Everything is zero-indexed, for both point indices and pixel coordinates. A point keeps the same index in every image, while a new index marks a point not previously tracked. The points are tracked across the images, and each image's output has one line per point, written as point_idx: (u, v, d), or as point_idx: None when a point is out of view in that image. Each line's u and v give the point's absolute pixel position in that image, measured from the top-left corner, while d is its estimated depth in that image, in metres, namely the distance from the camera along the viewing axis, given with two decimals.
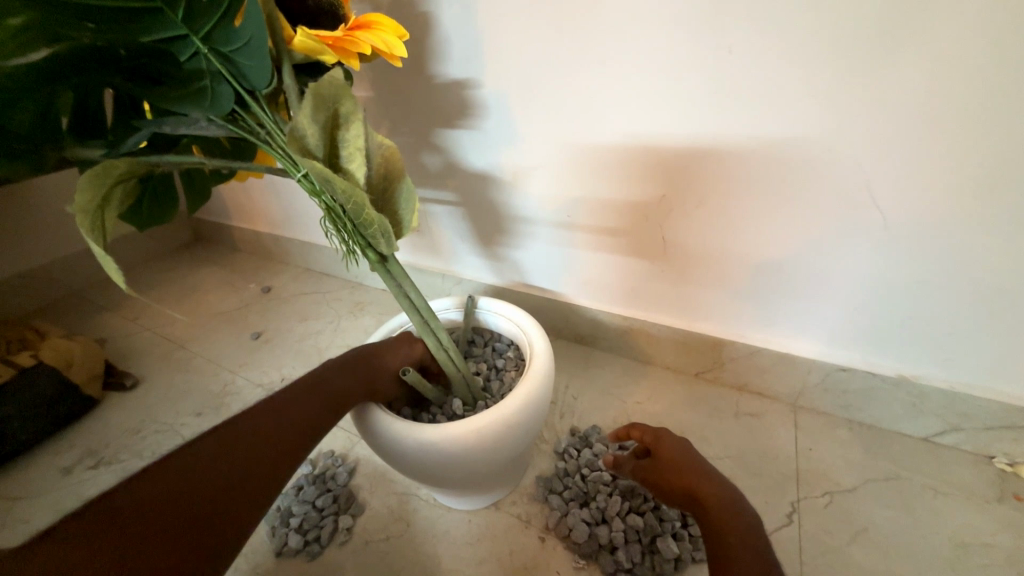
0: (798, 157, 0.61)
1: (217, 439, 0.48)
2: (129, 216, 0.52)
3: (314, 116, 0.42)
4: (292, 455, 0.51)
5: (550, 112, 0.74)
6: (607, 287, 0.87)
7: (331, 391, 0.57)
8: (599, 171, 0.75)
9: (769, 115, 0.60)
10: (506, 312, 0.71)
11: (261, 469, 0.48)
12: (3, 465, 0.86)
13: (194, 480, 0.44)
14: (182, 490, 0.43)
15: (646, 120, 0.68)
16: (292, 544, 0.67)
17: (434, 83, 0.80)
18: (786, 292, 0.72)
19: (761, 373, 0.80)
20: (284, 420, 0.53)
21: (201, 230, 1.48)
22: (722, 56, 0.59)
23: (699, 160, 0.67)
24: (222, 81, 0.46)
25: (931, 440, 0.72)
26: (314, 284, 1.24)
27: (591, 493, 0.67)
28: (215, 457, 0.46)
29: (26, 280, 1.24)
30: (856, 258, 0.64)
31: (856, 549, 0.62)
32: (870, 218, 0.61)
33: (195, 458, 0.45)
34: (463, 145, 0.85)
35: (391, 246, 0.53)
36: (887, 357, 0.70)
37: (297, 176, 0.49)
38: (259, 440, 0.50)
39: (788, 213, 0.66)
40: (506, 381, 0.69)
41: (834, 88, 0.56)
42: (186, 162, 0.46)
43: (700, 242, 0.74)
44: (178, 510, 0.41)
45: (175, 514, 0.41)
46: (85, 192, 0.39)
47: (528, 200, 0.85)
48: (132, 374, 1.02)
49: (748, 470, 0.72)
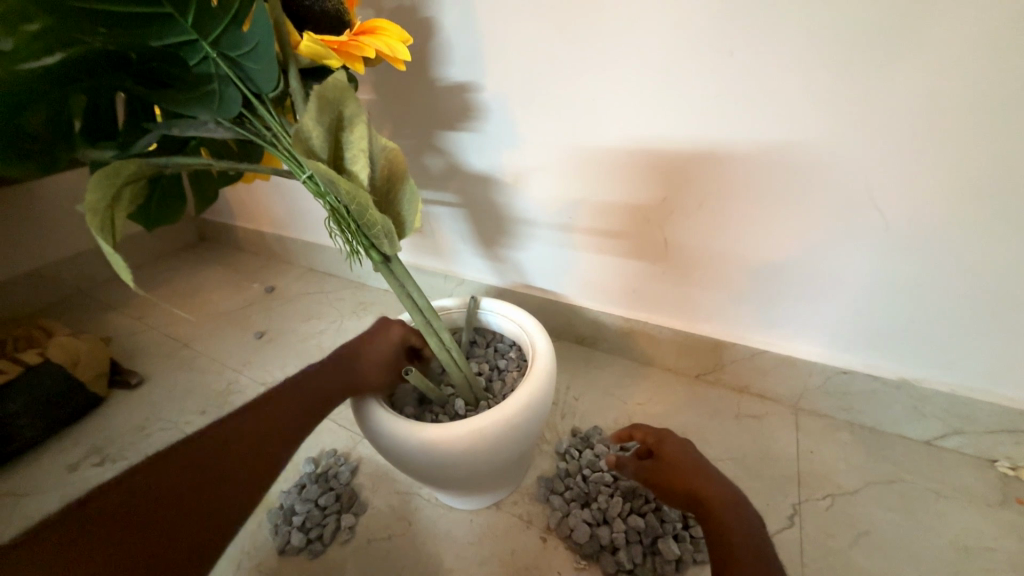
0: (799, 160, 0.62)
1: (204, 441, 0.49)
2: (138, 217, 0.52)
3: (319, 119, 0.42)
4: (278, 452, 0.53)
5: (552, 115, 0.75)
6: (608, 289, 0.87)
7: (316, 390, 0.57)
8: (600, 173, 0.76)
9: (770, 118, 0.61)
10: (508, 313, 0.72)
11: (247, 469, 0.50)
12: (10, 462, 0.87)
13: (179, 487, 0.46)
14: (167, 498, 0.45)
15: (648, 123, 0.68)
16: (295, 542, 0.68)
17: (437, 86, 0.81)
18: (787, 294, 0.72)
19: (763, 375, 0.80)
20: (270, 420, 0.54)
21: (206, 230, 1.49)
22: (723, 60, 0.60)
23: (701, 163, 0.68)
24: (229, 85, 0.47)
25: (933, 443, 0.72)
26: (317, 284, 1.25)
27: (592, 494, 0.67)
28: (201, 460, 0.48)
29: (33, 279, 1.25)
30: (856, 261, 0.65)
31: (858, 552, 0.62)
32: (871, 221, 0.61)
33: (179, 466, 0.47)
34: (465, 147, 0.85)
35: (394, 246, 0.53)
36: (888, 360, 0.70)
37: (303, 177, 0.50)
38: (243, 441, 0.51)
39: (788, 216, 0.66)
40: (508, 381, 0.69)
41: (835, 91, 0.56)
42: (194, 163, 0.47)
43: (701, 244, 0.74)
44: (162, 518, 0.44)
45: (161, 523, 0.44)
46: (95, 192, 0.40)
47: (530, 202, 0.85)
48: (137, 372, 1.03)
49: (749, 472, 0.72)
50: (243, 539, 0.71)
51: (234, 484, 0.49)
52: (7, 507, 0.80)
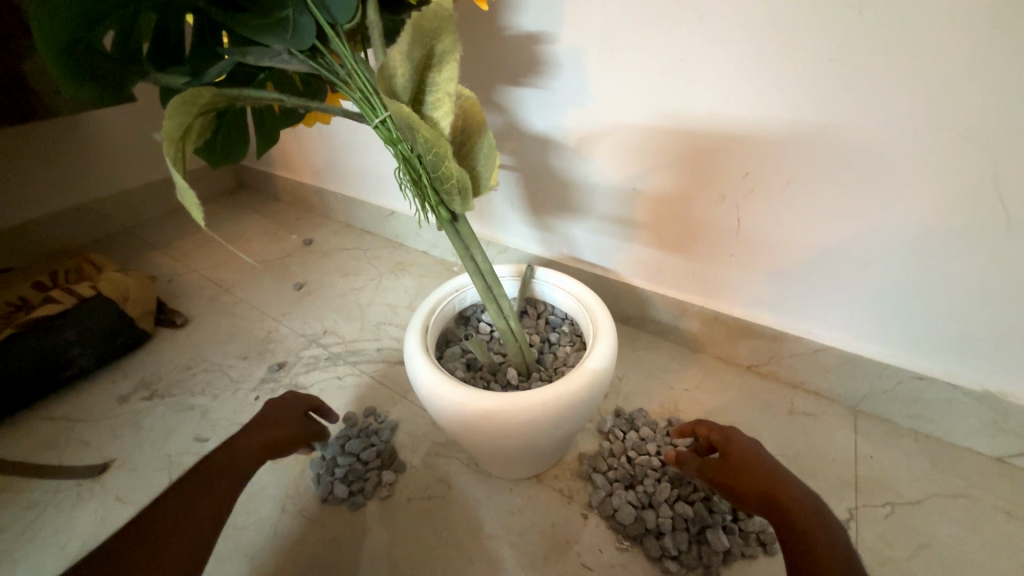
0: (916, 141, 0.55)
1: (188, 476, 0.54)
2: (204, 151, 0.50)
3: (409, 53, 0.38)
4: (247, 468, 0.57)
5: (629, 76, 0.68)
6: (662, 269, 0.83)
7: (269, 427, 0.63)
8: (674, 144, 0.70)
9: (889, 91, 0.54)
10: (565, 285, 0.68)
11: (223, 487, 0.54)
12: (65, 388, 0.90)
13: (172, 509, 0.50)
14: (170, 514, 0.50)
15: (743, 90, 0.62)
16: (338, 493, 0.69)
17: (503, 35, 0.75)
18: (867, 289, 0.67)
19: (823, 372, 0.76)
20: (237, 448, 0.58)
21: (246, 177, 1.48)
22: (847, 15, 0.53)
23: (797, 138, 0.62)
24: (304, 12, 0.43)
25: (1007, 460, 0.67)
26: (356, 240, 1.23)
27: (638, 477, 0.66)
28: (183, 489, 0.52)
29: (81, 213, 1.26)
30: (959, 260, 0.59)
31: (916, 564, 0.59)
32: (990, 216, 0.55)
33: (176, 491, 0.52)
34: (527, 105, 0.80)
35: (466, 206, 0.50)
36: (972, 369, 0.65)
37: (375, 121, 0.46)
38: (222, 466, 0.56)
39: (886, 204, 0.60)
40: (561, 355, 0.66)
41: (978, 62, 0.49)
42: (265, 98, 0.44)
43: (777, 230, 0.69)
44: (159, 526, 0.48)
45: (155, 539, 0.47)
46: (171, 120, 0.37)
47: (590, 170, 0.80)
48: (182, 313, 1.04)
49: (802, 470, 0.69)
50: (286, 484, 0.72)
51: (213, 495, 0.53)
52: (63, 431, 0.83)
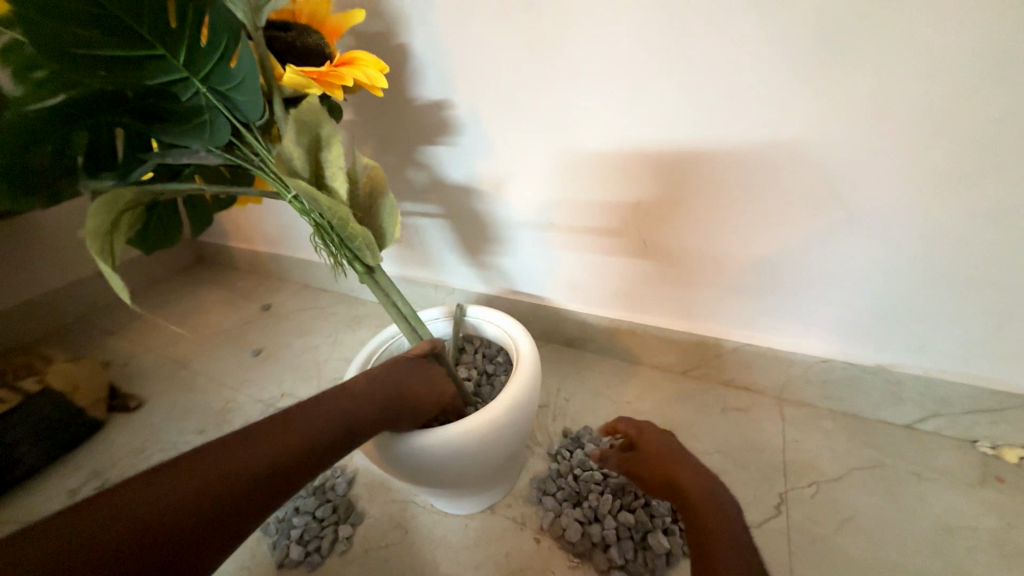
0: (765, 155, 0.64)
1: (298, 411, 0.50)
2: (137, 241, 0.56)
3: (297, 140, 0.46)
4: (339, 438, 0.50)
5: (526, 126, 0.77)
6: (592, 293, 0.90)
7: (379, 398, 0.55)
8: (579, 176, 0.78)
9: (734, 120, 0.63)
10: (494, 320, 0.73)
11: (320, 447, 0.49)
12: (10, 491, 0.88)
13: (277, 446, 0.46)
14: (272, 457, 0.45)
15: (621, 129, 0.71)
16: (294, 556, 0.69)
17: (415, 103, 0.84)
18: (761, 287, 0.74)
19: (747, 368, 0.82)
20: (337, 410, 0.51)
21: (200, 252, 1.51)
22: (683, 63, 0.63)
23: (675, 164, 0.70)
24: (219, 115, 0.50)
25: (916, 427, 0.74)
26: (311, 300, 1.27)
27: (583, 493, 0.69)
28: (291, 428, 0.48)
29: (29, 308, 1.26)
30: (829, 252, 0.67)
31: (843, 537, 0.63)
32: (838, 214, 0.64)
33: (287, 421, 0.49)
34: (444, 159, 0.88)
35: (377, 259, 0.55)
36: (864, 349, 0.72)
37: (288, 198, 0.52)
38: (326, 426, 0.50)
39: (758, 212, 0.69)
40: (496, 386, 0.72)
41: (791, 90, 0.59)
42: (186, 190, 0.50)
43: (681, 241, 0.76)
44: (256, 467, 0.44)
45: (248, 473, 0.43)
46: (94, 218, 0.43)
47: (512, 208, 0.87)
48: (136, 396, 1.04)
49: (737, 463, 0.73)
50: (243, 553, 0.72)
51: (308, 450, 0.48)
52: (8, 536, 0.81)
